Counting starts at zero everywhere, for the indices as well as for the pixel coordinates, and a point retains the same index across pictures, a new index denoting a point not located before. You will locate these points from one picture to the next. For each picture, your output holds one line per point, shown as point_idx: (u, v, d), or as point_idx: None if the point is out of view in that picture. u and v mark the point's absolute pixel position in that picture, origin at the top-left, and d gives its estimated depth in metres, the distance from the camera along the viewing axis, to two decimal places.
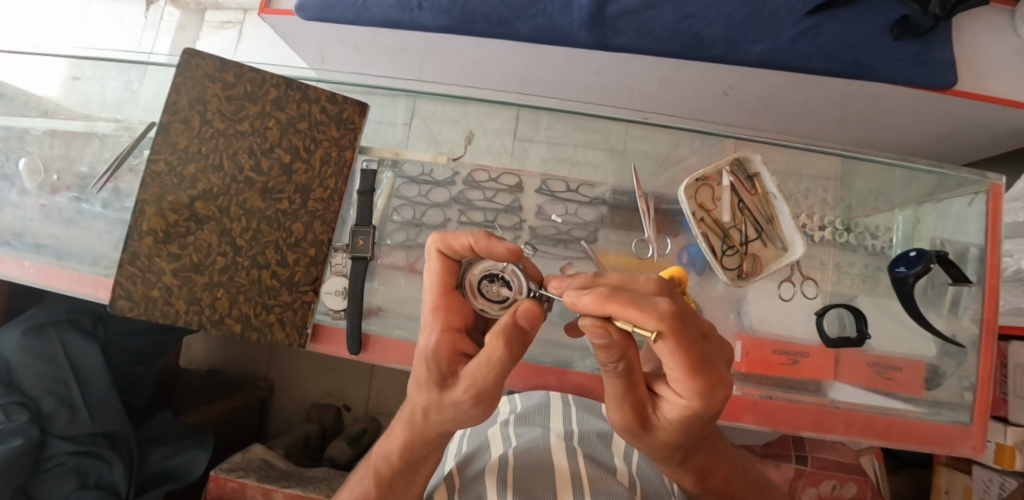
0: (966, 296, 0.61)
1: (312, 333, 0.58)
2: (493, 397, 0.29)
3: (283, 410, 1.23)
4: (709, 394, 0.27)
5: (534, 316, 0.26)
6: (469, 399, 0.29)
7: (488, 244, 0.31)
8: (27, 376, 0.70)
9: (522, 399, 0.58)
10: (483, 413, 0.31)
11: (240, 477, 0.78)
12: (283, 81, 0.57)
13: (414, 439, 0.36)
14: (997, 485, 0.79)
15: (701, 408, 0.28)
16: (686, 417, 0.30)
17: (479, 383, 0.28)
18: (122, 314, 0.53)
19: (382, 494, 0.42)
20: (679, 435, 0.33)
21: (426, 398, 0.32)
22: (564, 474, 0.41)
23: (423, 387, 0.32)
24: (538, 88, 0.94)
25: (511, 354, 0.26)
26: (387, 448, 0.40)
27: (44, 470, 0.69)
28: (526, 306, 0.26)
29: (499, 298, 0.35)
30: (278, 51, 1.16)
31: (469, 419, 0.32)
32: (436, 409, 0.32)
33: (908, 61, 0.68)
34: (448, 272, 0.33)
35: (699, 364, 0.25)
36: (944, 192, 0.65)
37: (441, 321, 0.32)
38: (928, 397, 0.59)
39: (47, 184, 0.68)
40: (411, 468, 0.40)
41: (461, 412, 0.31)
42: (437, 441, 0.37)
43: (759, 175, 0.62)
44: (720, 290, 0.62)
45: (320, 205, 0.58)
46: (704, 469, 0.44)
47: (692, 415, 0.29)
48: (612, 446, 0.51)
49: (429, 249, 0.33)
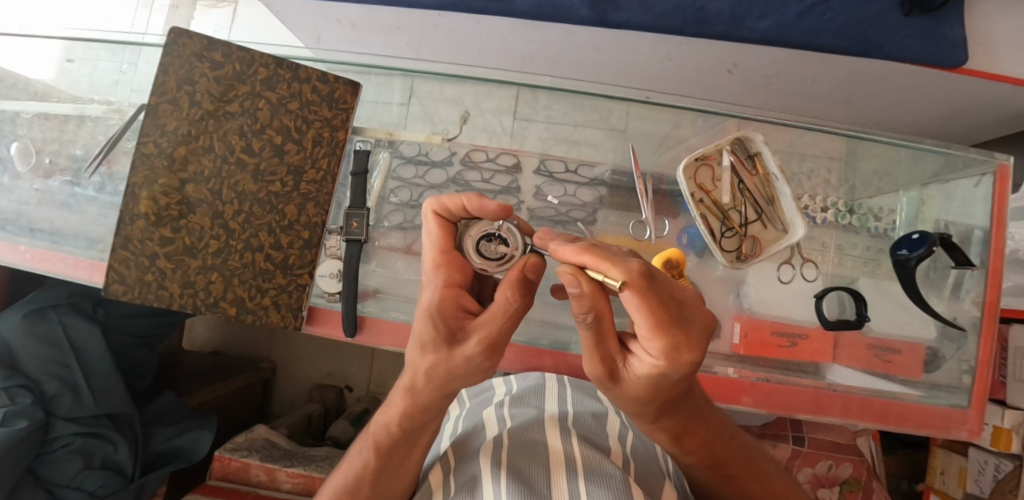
0: (968, 279, 0.60)
1: (307, 315, 0.58)
2: (504, 347, 0.30)
3: (284, 390, 1.25)
4: (680, 357, 0.25)
5: (539, 269, 0.29)
6: (481, 351, 0.30)
7: (479, 204, 0.30)
8: (29, 358, 0.71)
9: (517, 380, 0.59)
10: (492, 365, 0.32)
11: (243, 457, 0.80)
12: (272, 60, 0.56)
13: (412, 407, 0.37)
14: (991, 467, 0.79)
15: (670, 370, 0.26)
16: (657, 376, 0.28)
17: (495, 335, 0.29)
18: (116, 298, 0.54)
19: (380, 464, 0.42)
20: (649, 393, 0.31)
21: (431, 359, 0.31)
22: (558, 455, 0.41)
23: (428, 348, 0.31)
24: (538, 66, 0.93)
25: (523, 304, 0.29)
26: (387, 417, 0.40)
27: (51, 450, 0.70)
28: (532, 262, 0.29)
29: (496, 257, 0.34)
30: (274, 29, 1.13)
31: (476, 376, 0.33)
32: (442, 369, 0.31)
33: (919, 37, 0.66)
34: (447, 233, 0.32)
35: (669, 319, 0.23)
36: (950, 173, 0.63)
37: (443, 278, 0.31)
38: (927, 379, 0.60)
39: (41, 169, 0.67)
40: (410, 438, 0.41)
41: (471, 366, 0.31)
42: (434, 408, 0.37)
43: (760, 154, 0.60)
44: (719, 272, 0.62)
45: (313, 187, 0.57)
46: (686, 431, 0.42)
47: (664, 374, 0.27)
48: (606, 427, 0.51)
49: (425, 211, 0.32)
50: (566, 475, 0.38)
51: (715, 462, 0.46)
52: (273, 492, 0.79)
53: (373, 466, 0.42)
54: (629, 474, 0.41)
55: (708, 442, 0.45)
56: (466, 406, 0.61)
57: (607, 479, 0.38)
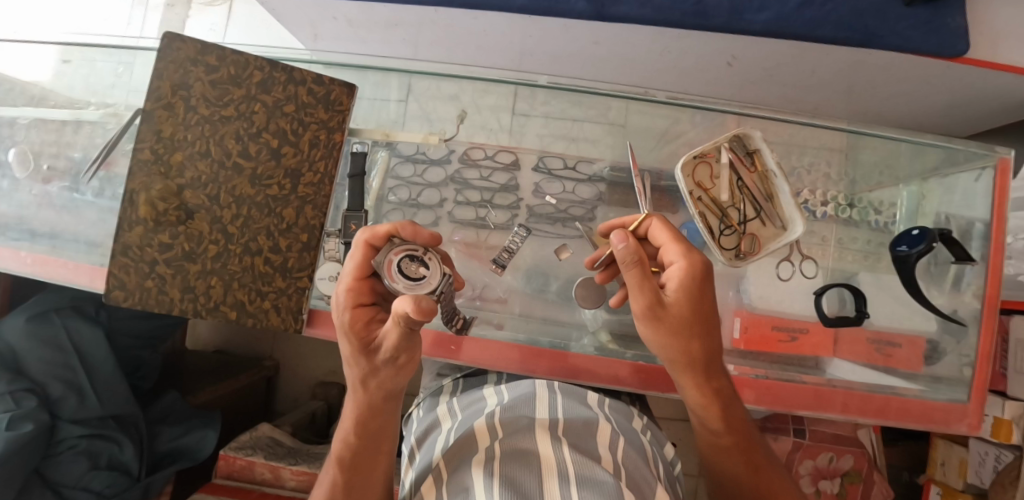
0: (969, 273, 0.60)
1: (308, 318, 0.58)
2: (411, 353, 0.34)
3: (288, 389, 1.25)
4: (694, 257, 0.39)
5: (428, 312, 0.26)
6: (393, 358, 0.34)
7: (412, 229, 0.40)
8: (33, 361, 0.72)
9: (509, 390, 0.53)
10: (406, 370, 0.36)
11: (248, 455, 0.80)
12: (267, 63, 0.55)
13: (364, 408, 0.40)
14: (993, 458, 0.78)
15: (693, 275, 0.38)
16: (687, 288, 0.38)
17: (399, 346, 0.32)
18: (117, 304, 0.54)
19: (348, 479, 0.41)
20: (690, 321, 0.39)
21: (359, 369, 0.36)
22: (548, 462, 0.39)
23: (354, 358, 0.36)
24: (535, 60, 0.92)
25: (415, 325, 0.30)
26: (342, 428, 0.42)
27: (57, 452, 0.71)
28: (417, 302, 0.26)
29: (415, 277, 0.40)
30: (270, 27, 1.12)
31: (404, 376, 0.36)
32: (368, 375, 0.36)
33: (920, 28, 0.65)
34: (370, 261, 0.39)
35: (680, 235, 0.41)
36: (950, 167, 0.63)
37: (350, 300, 0.35)
38: (926, 372, 0.60)
39: (40, 174, 0.67)
40: (370, 445, 0.41)
41: (390, 368, 0.35)
42: (383, 409, 0.40)
43: (759, 151, 0.59)
44: (719, 268, 0.62)
45: (311, 190, 0.57)
46: (722, 398, 0.44)
47: (689, 280, 0.38)
48: (599, 436, 0.45)
49: (357, 240, 0.39)
50: (557, 482, 0.36)
51: (744, 441, 0.45)
52: (278, 490, 0.80)
53: (341, 484, 0.41)
54: (622, 483, 0.37)
55: (739, 416, 0.46)
56: (458, 418, 0.52)
57: (600, 487, 0.36)
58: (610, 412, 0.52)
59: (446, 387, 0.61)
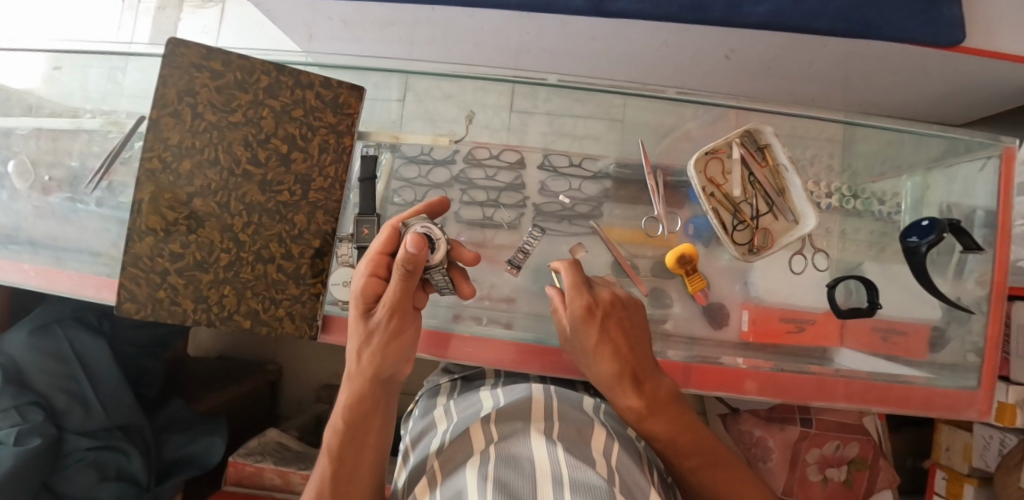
0: (971, 260, 0.61)
1: (323, 324, 0.57)
2: (401, 312, 0.45)
3: (292, 391, 1.24)
4: (574, 304, 0.51)
5: (418, 244, 0.41)
6: (385, 317, 0.45)
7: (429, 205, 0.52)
8: (36, 375, 0.71)
9: (505, 394, 0.56)
10: (395, 337, 0.46)
11: (257, 462, 0.80)
12: (274, 67, 0.55)
13: (355, 392, 0.48)
14: (996, 441, 0.79)
15: (574, 317, 0.50)
16: (574, 326, 0.51)
17: (393, 301, 0.44)
18: (129, 316, 0.53)
19: (336, 468, 0.47)
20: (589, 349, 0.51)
21: (359, 336, 0.47)
22: (561, 467, 0.40)
23: (357, 323, 0.47)
24: (532, 57, 0.92)
25: (410, 275, 0.43)
26: (335, 417, 0.49)
27: (66, 465, 0.70)
28: (413, 237, 0.41)
29: None
30: (263, 29, 1.11)
31: (391, 347, 0.46)
32: (366, 337, 0.46)
33: (916, 17, 0.66)
34: (388, 243, 0.46)
35: (577, 281, 0.52)
36: (952, 156, 0.64)
37: (369, 269, 0.46)
38: (931, 360, 0.61)
39: (38, 184, 0.66)
40: (356, 435, 0.48)
41: (382, 330, 0.45)
42: (369, 397, 0.47)
43: (771, 146, 0.60)
44: (725, 261, 0.63)
45: (322, 195, 0.57)
46: (649, 408, 0.52)
47: (572, 319, 0.51)
48: (591, 442, 0.48)
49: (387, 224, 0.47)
50: (552, 487, 0.38)
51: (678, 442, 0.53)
52: (290, 495, 0.79)
53: (331, 473, 0.48)
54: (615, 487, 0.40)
55: (671, 423, 0.53)
56: (453, 419, 0.55)
57: (593, 491, 0.38)
58: (605, 418, 0.55)
59: (443, 386, 0.64)
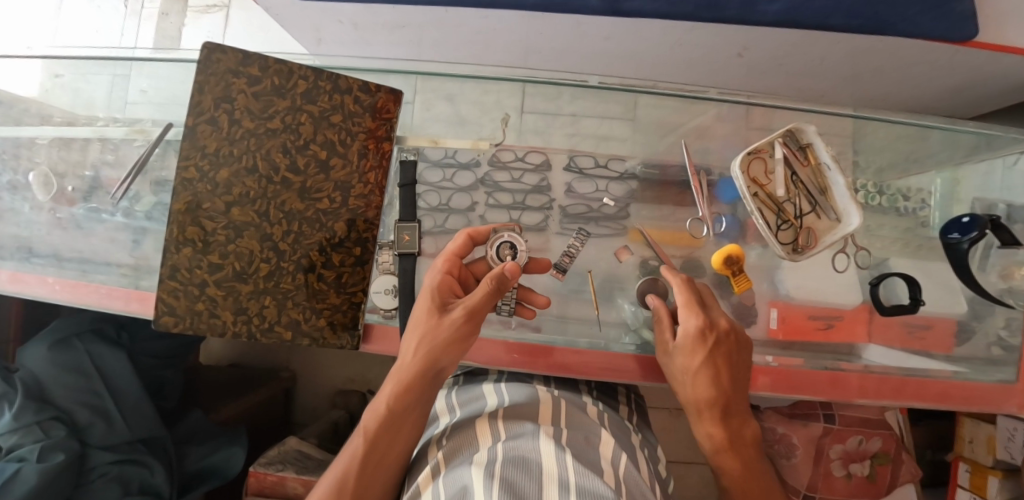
0: (994, 254, 0.63)
1: (363, 333, 0.56)
2: (478, 316, 0.47)
3: (306, 398, 1.23)
4: (690, 319, 0.51)
5: (514, 271, 0.48)
6: (461, 317, 0.47)
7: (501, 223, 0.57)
8: (57, 390, 0.69)
9: (509, 392, 0.55)
10: (462, 340, 0.47)
11: (278, 471, 0.79)
12: (312, 72, 0.54)
13: (402, 380, 0.47)
14: (1021, 433, 0.79)
15: (689, 333, 0.51)
16: (682, 340, 0.51)
17: (474, 305, 0.47)
18: (168, 329, 0.53)
19: (367, 451, 0.46)
20: (688, 365, 0.51)
21: (423, 328, 0.47)
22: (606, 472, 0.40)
23: (424, 316, 0.48)
24: (542, 56, 0.91)
25: (498, 286, 0.47)
26: (376, 402, 0.48)
27: (89, 481, 0.69)
28: (511, 265, 0.48)
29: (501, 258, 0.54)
30: (269, 33, 1.09)
31: (454, 346, 0.47)
32: (432, 331, 0.47)
33: (929, 12, 0.65)
34: (462, 246, 0.52)
35: (694, 299, 0.52)
36: (977, 153, 0.65)
37: (445, 268, 0.51)
38: (959, 354, 0.61)
39: (57, 195, 0.65)
40: (395, 423, 0.47)
41: (451, 329, 0.47)
42: (416, 385, 0.47)
43: (813, 145, 0.60)
44: (755, 258, 0.63)
45: (361, 201, 0.56)
46: (727, 426, 0.52)
47: (685, 333, 0.51)
48: (598, 448, 0.46)
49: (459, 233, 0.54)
50: (558, 489, 0.35)
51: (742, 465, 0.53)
52: None
53: (361, 455, 0.46)
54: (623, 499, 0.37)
55: (738, 444, 0.53)
56: (455, 414, 0.54)
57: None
58: (608, 421, 0.55)
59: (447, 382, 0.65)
